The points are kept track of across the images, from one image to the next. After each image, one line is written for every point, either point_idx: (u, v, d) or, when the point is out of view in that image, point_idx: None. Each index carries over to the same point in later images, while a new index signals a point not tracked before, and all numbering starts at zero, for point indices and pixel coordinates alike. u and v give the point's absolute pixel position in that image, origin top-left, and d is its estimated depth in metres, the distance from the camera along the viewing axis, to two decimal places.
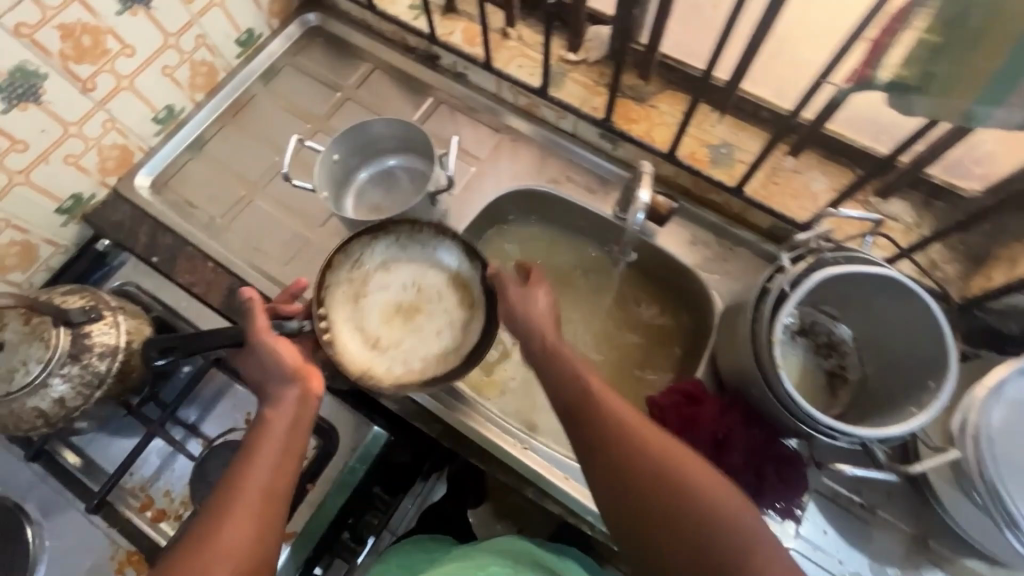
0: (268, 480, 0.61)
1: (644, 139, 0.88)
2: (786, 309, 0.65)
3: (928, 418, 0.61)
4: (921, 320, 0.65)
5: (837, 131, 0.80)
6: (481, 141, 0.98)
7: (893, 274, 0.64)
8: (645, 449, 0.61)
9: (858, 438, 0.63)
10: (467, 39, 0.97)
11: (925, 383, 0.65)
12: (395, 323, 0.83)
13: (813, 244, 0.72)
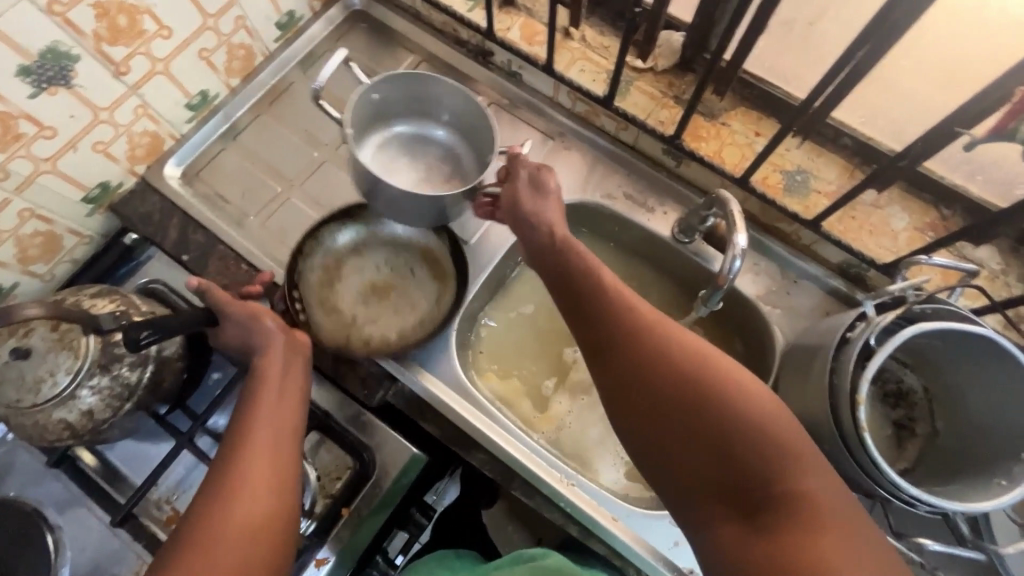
0: (273, 443, 0.60)
1: (714, 159, 0.82)
2: (873, 366, 0.61)
3: (1021, 494, 0.57)
4: (1017, 387, 0.61)
5: (928, 167, 0.75)
6: (532, 147, 0.92)
7: (994, 337, 0.60)
8: (744, 416, 0.51)
9: (944, 510, 0.59)
10: (525, 37, 0.90)
11: (1017, 454, 0.60)
12: (371, 300, 0.83)
13: (900, 293, 0.67)
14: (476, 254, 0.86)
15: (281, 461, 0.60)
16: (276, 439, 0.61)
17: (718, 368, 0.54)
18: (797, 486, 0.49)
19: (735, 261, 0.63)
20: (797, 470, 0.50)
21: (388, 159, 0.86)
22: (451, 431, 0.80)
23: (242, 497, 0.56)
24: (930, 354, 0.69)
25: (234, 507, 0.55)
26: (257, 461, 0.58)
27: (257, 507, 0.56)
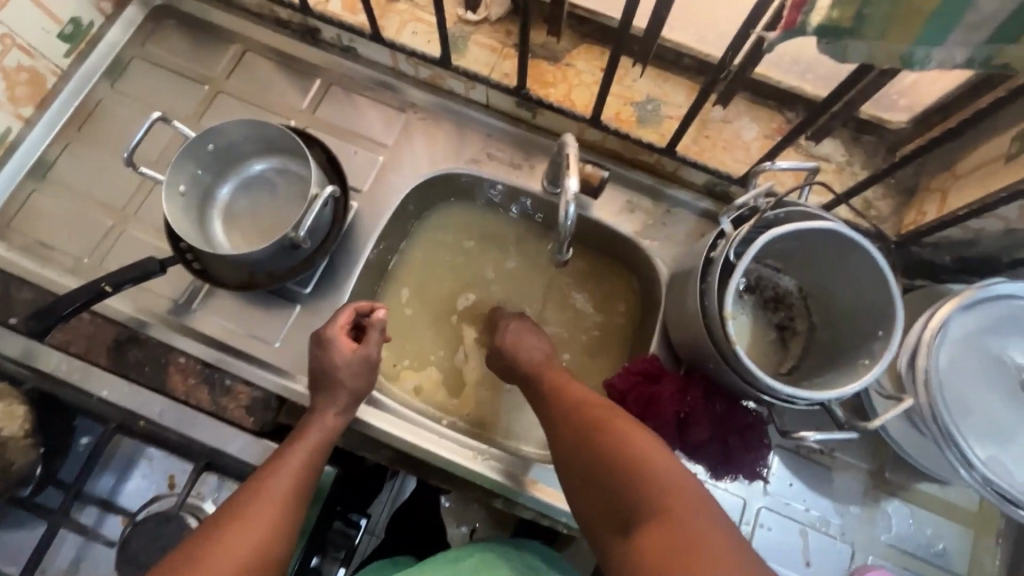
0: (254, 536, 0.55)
1: (564, 104, 0.79)
2: (735, 280, 0.62)
3: (881, 370, 0.60)
4: (866, 270, 0.63)
5: (763, 74, 0.75)
6: (384, 124, 0.86)
7: (837, 228, 0.61)
8: (637, 458, 0.52)
9: (820, 401, 0.61)
10: (347, 7, 0.83)
11: (876, 332, 0.64)
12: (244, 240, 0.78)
13: (754, 203, 0.67)
14: (347, 248, 0.81)
15: (270, 535, 0.56)
16: (288, 492, 0.59)
17: (612, 419, 0.57)
18: (700, 537, 0.45)
19: (570, 210, 0.61)
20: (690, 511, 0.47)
21: (241, 217, 0.80)
22: (357, 436, 0.76)
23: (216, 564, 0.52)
24: (794, 256, 0.72)
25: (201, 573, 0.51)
26: (243, 532, 0.55)
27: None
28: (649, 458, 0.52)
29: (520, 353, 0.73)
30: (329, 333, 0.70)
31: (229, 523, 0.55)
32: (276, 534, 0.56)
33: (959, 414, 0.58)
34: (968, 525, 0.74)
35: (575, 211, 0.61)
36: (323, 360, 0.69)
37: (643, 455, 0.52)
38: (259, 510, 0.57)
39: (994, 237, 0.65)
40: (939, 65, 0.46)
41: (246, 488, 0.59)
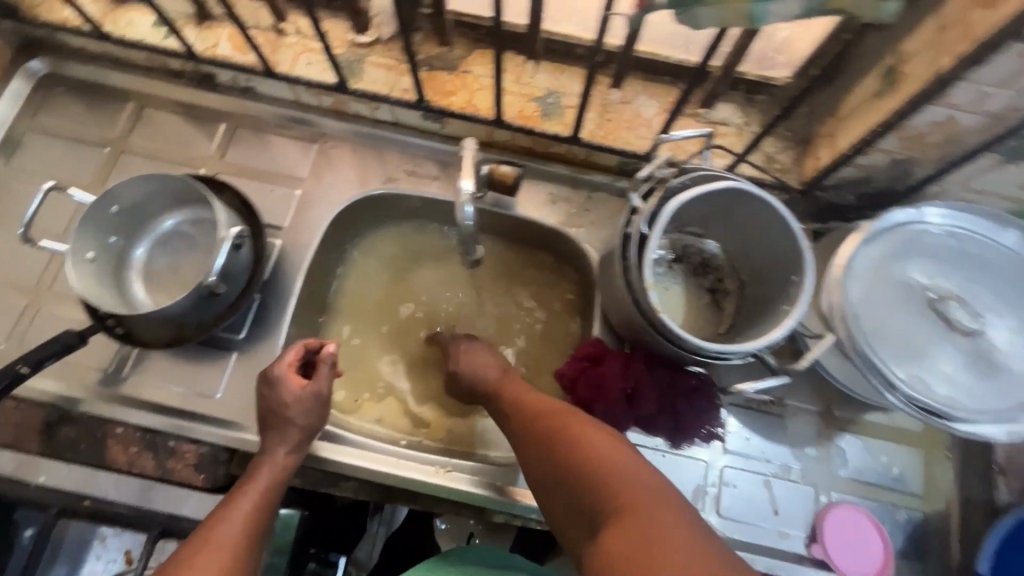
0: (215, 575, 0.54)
1: (467, 110, 0.80)
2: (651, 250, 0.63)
3: (801, 312, 0.63)
4: (772, 220, 0.66)
5: (650, 51, 0.78)
6: (296, 157, 0.86)
7: (736, 184, 0.64)
8: (589, 465, 0.54)
9: (751, 353, 0.63)
10: (237, 47, 0.82)
11: (791, 278, 0.66)
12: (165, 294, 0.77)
13: (659, 174, 0.69)
14: (277, 287, 0.80)
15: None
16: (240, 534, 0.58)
17: (563, 428, 0.58)
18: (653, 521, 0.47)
19: (467, 209, 0.63)
20: (654, 507, 0.48)
21: (161, 273, 0.79)
22: (315, 473, 0.75)
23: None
24: (706, 218, 0.74)
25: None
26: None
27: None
28: (610, 462, 0.53)
29: (477, 378, 0.72)
30: (277, 373, 0.68)
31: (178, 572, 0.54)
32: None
33: (876, 342, 0.60)
34: (920, 446, 0.77)
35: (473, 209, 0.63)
36: (273, 399, 0.67)
37: (604, 458, 0.53)
38: (211, 558, 0.55)
39: (883, 168, 0.70)
40: (780, 18, 0.48)
41: (195, 537, 0.57)
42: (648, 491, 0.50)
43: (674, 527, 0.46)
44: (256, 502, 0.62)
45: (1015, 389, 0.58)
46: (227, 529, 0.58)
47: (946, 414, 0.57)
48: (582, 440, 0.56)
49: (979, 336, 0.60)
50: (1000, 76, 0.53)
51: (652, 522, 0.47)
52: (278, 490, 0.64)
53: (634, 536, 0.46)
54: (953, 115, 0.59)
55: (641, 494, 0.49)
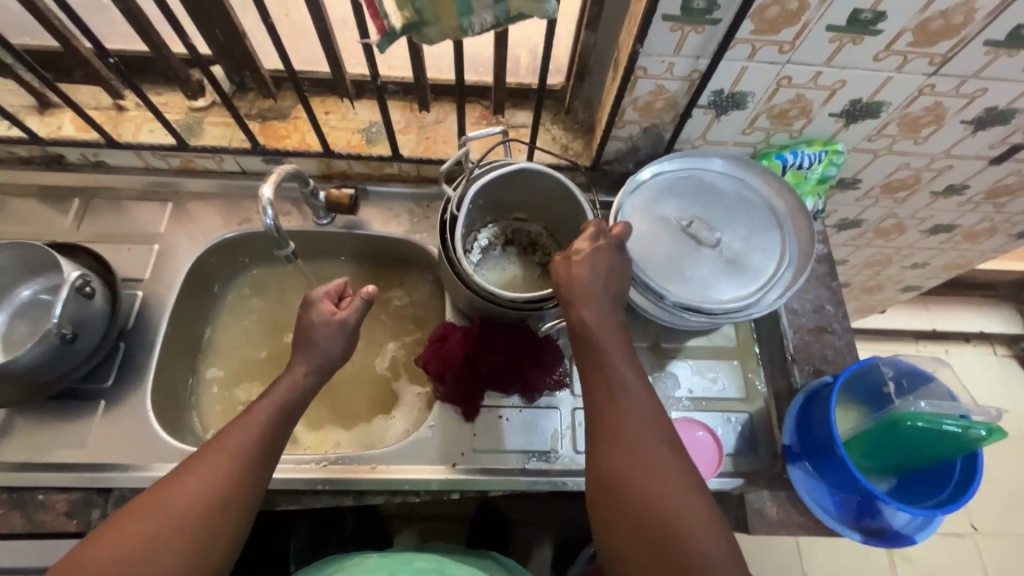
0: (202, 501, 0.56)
1: (300, 148, 0.91)
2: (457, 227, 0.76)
3: None
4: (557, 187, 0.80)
5: (447, 78, 0.93)
6: (152, 217, 0.93)
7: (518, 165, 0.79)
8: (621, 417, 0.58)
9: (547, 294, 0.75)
10: (80, 127, 0.90)
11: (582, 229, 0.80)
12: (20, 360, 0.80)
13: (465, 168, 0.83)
14: (141, 333, 0.85)
15: (216, 494, 0.57)
16: (234, 473, 0.60)
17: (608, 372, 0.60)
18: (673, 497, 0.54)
19: (268, 210, 0.73)
20: (652, 442, 0.57)
21: (20, 341, 0.82)
22: None
23: (154, 523, 0.54)
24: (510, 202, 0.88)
25: (139, 534, 0.53)
26: (187, 491, 0.57)
27: (163, 540, 0.53)
28: (631, 399, 0.59)
29: (578, 282, 0.64)
30: (317, 297, 0.74)
31: (177, 478, 0.58)
32: (224, 496, 0.58)
33: (645, 265, 0.73)
34: (735, 358, 0.90)
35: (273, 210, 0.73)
36: (304, 321, 0.72)
37: (630, 393, 0.59)
38: (207, 466, 0.59)
39: (640, 137, 0.87)
40: (485, 28, 0.63)
41: (203, 448, 0.61)
42: (645, 426, 0.58)
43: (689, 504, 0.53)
44: (269, 423, 0.65)
45: (751, 281, 0.73)
46: (229, 445, 0.61)
47: (699, 308, 0.71)
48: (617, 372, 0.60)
49: (719, 247, 0.74)
50: (669, 48, 0.70)
51: (672, 494, 0.54)
52: (289, 412, 0.68)
53: (633, 456, 0.56)
54: (659, 84, 0.76)
55: (664, 467, 0.55)
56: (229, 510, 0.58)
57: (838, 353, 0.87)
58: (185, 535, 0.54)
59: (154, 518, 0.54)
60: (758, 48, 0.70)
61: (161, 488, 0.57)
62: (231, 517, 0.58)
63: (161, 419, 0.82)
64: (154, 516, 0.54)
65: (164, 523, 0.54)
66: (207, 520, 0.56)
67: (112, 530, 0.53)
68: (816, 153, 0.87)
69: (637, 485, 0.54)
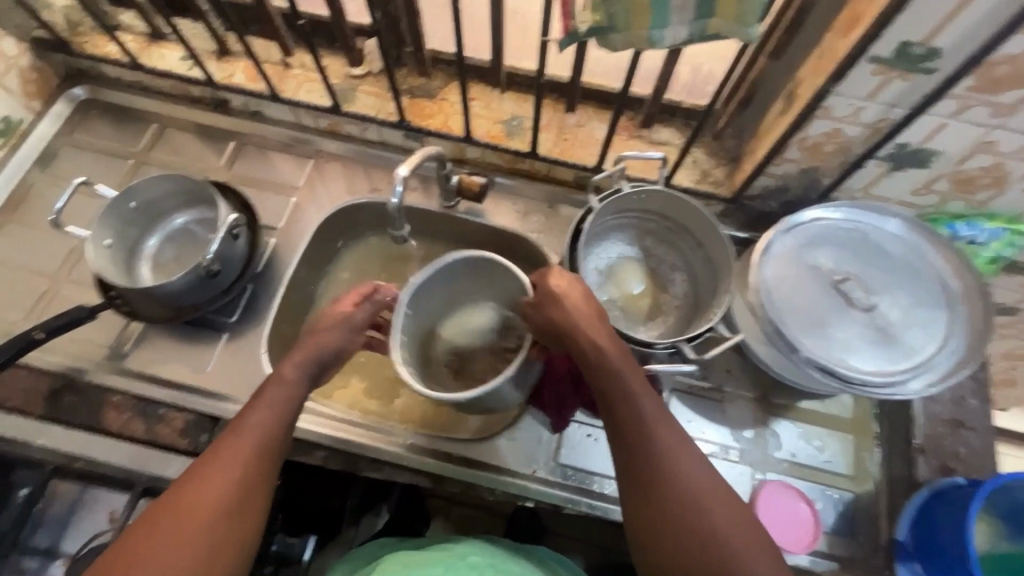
0: (221, 506, 0.57)
1: (442, 129, 0.93)
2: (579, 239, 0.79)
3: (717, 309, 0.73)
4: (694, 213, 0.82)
5: (599, 83, 0.92)
6: (293, 171, 0.98)
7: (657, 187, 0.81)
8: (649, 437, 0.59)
9: (671, 340, 0.72)
10: (248, 77, 0.97)
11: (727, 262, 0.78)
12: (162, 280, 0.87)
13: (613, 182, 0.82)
14: (267, 279, 0.90)
15: (229, 499, 0.58)
16: (252, 457, 0.61)
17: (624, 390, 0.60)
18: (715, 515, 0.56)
19: (398, 190, 0.67)
20: (662, 432, 0.59)
21: (165, 263, 0.89)
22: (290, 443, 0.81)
23: (176, 530, 0.55)
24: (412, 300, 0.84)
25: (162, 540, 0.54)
26: (205, 492, 0.57)
27: (182, 545, 0.54)
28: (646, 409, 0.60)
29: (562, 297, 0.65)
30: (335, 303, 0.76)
31: (193, 479, 0.58)
32: (240, 495, 0.59)
33: (783, 312, 0.70)
34: (850, 432, 0.83)
35: (403, 192, 0.68)
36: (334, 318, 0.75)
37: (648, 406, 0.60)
38: (224, 463, 0.59)
39: (796, 178, 0.81)
40: (674, 42, 0.61)
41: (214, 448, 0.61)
42: (661, 425, 0.59)
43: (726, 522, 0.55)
44: (279, 415, 0.65)
45: (903, 357, 0.66)
46: (244, 438, 0.61)
47: (840, 375, 0.65)
48: (619, 375, 0.61)
49: (874, 312, 0.68)
50: (864, 90, 0.65)
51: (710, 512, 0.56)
52: (294, 408, 0.66)
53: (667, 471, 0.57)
54: (838, 126, 0.70)
55: (702, 482, 0.57)
56: (245, 505, 0.59)
57: (975, 453, 0.77)
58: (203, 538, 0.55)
59: (172, 524, 0.55)
60: (968, 106, 0.63)
61: (176, 493, 0.57)
62: (247, 511, 0.59)
63: (272, 363, 0.86)
64: (175, 524, 0.55)
65: (182, 528, 0.55)
66: (226, 520, 0.57)
67: (133, 544, 0.54)
68: (996, 230, 0.76)
69: (665, 494, 0.57)
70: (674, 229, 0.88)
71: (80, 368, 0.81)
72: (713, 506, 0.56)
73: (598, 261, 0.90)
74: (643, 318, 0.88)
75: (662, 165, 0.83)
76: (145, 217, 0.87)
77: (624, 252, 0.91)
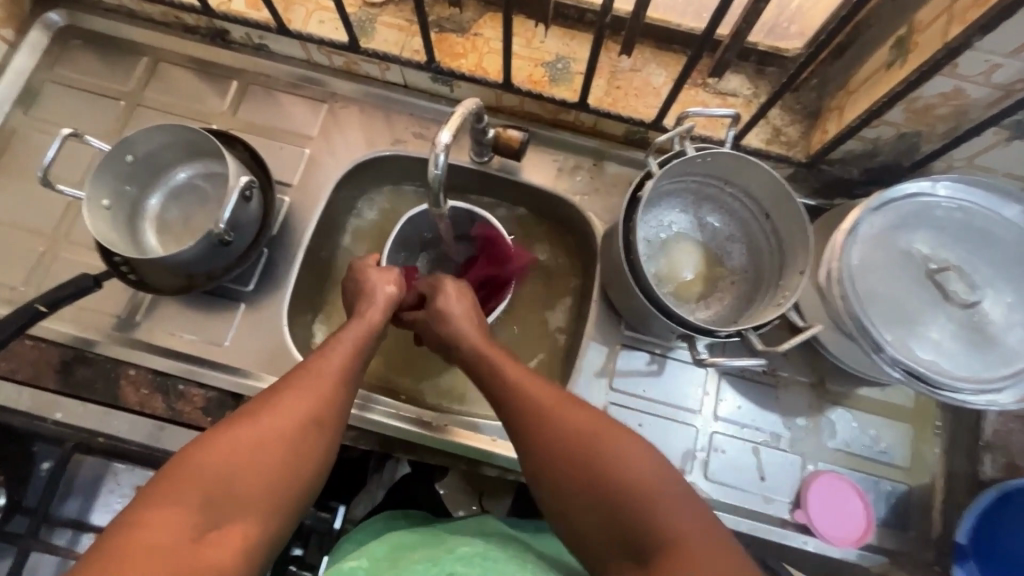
0: (308, 411, 0.58)
1: (476, 72, 0.81)
2: (638, 210, 0.69)
3: (786, 305, 0.66)
4: (767, 179, 0.72)
5: (661, 19, 0.79)
6: (306, 117, 0.87)
7: (728, 150, 0.71)
8: (594, 459, 0.55)
9: (736, 330, 0.65)
10: (251, 3, 0.84)
11: (807, 240, 0.69)
12: (172, 244, 0.79)
13: (679, 145, 0.71)
14: (284, 243, 0.82)
15: (319, 408, 0.59)
16: (340, 372, 0.63)
17: (568, 419, 0.57)
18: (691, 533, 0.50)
19: (440, 160, 0.58)
20: (625, 450, 0.55)
21: (172, 224, 0.81)
22: None
23: (256, 438, 0.55)
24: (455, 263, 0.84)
25: (240, 445, 0.54)
26: (289, 406, 0.58)
27: (264, 452, 0.54)
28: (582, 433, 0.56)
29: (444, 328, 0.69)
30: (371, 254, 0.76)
31: (278, 393, 0.59)
32: (324, 411, 0.59)
33: (868, 304, 0.62)
34: (910, 423, 0.78)
35: (447, 161, 0.58)
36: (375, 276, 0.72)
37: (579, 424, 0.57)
38: (306, 385, 0.60)
39: (890, 143, 0.70)
40: None
41: (293, 373, 0.61)
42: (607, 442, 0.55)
43: (678, 507, 0.52)
44: (360, 347, 0.66)
45: (1000, 359, 0.60)
46: (324, 367, 0.62)
47: (930, 380, 0.59)
48: (530, 401, 0.59)
49: (972, 308, 0.61)
50: (1008, 45, 0.53)
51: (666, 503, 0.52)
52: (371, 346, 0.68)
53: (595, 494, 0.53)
54: (960, 86, 0.59)
55: (652, 487, 0.53)
56: (323, 426, 0.59)
57: None
58: (284, 451, 0.55)
59: (252, 431, 0.55)
60: None
61: (256, 406, 0.58)
62: (325, 437, 0.59)
63: (294, 336, 0.80)
64: (258, 429, 0.55)
65: (262, 436, 0.55)
66: (305, 437, 0.57)
67: (209, 443, 0.53)
68: None
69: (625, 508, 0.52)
70: (736, 196, 0.78)
71: (91, 339, 0.76)
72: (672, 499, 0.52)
73: (649, 230, 0.81)
74: (694, 295, 0.80)
75: (732, 123, 0.72)
76: (143, 172, 0.78)
77: (677, 220, 0.82)
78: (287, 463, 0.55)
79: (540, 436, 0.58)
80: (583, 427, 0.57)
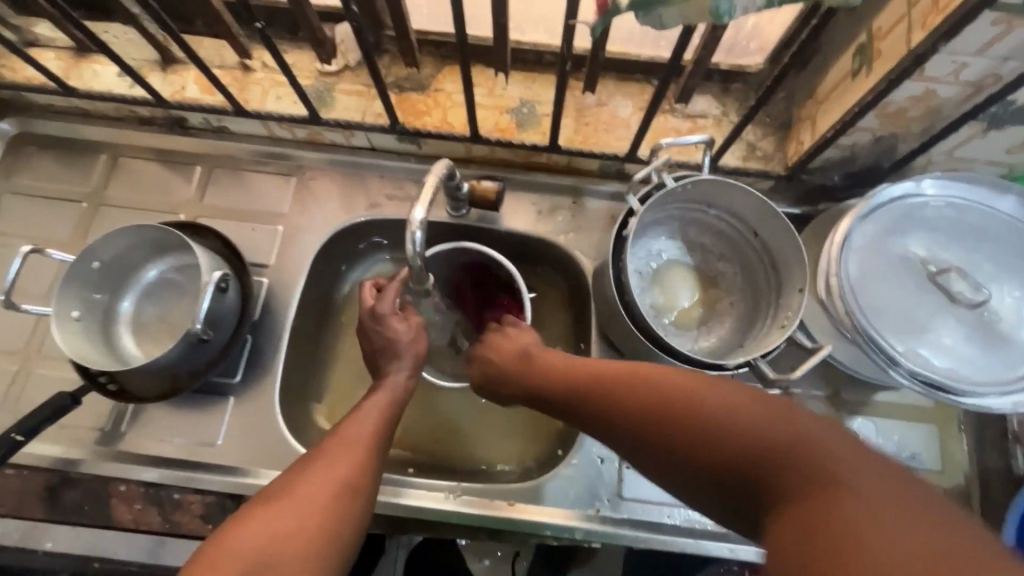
0: (348, 475, 0.54)
1: (442, 128, 0.80)
2: (626, 250, 0.67)
3: (789, 331, 0.64)
4: (748, 199, 0.71)
5: (620, 51, 0.79)
6: (276, 192, 0.85)
7: (707, 175, 0.69)
8: (636, 399, 0.50)
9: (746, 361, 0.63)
10: (204, 88, 0.84)
11: (802, 256, 0.67)
12: (151, 347, 0.76)
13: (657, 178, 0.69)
14: (268, 326, 0.79)
15: (354, 469, 0.55)
16: (366, 434, 0.59)
17: (603, 374, 0.55)
18: (765, 441, 0.43)
19: (418, 236, 0.56)
20: (654, 383, 0.50)
21: (150, 323, 0.78)
22: None
23: (296, 512, 0.50)
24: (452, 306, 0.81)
25: (281, 518, 0.49)
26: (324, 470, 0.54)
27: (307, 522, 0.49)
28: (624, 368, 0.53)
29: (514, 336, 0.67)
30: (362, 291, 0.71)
31: (307, 466, 0.54)
32: (359, 475, 0.55)
33: (874, 317, 0.60)
34: (934, 423, 0.76)
35: (424, 237, 0.57)
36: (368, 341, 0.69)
37: (617, 373, 0.54)
38: (334, 452, 0.56)
39: (867, 147, 0.69)
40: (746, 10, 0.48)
41: (319, 444, 0.57)
42: (641, 382, 0.51)
43: (720, 400, 0.47)
44: (385, 411, 0.63)
45: (1013, 355, 0.59)
46: (347, 436, 0.58)
47: (949, 387, 0.57)
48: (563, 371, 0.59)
49: (980, 307, 0.60)
50: (973, 46, 0.53)
51: (717, 416, 0.46)
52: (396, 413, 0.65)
53: (655, 432, 0.48)
54: (931, 88, 0.58)
55: (693, 401, 0.47)
56: (361, 492, 0.54)
57: None
58: (326, 519, 0.50)
59: (286, 504, 0.50)
60: None
61: (281, 481, 0.53)
62: (361, 505, 0.54)
63: (289, 423, 0.77)
64: (297, 500, 0.51)
65: (304, 509, 0.50)
66: (342, 504, 0.52)
67: (239, 524, 0.48)
68: None
69: (670, 431, 0.47)
70: (721, 216, 0.77)
71: (75, 460, 0.72)
72: (717, 409, 0.46)
73: (639, 261, 0.79)
74: (695, 321, 0.78)
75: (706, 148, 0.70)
76: (111, 276, 0.75)
77: (665, 247, 0.80)
78: (333, 530, 0.50)
79: (590, 406, 0.54)
80: (649, 391, 0.50)
